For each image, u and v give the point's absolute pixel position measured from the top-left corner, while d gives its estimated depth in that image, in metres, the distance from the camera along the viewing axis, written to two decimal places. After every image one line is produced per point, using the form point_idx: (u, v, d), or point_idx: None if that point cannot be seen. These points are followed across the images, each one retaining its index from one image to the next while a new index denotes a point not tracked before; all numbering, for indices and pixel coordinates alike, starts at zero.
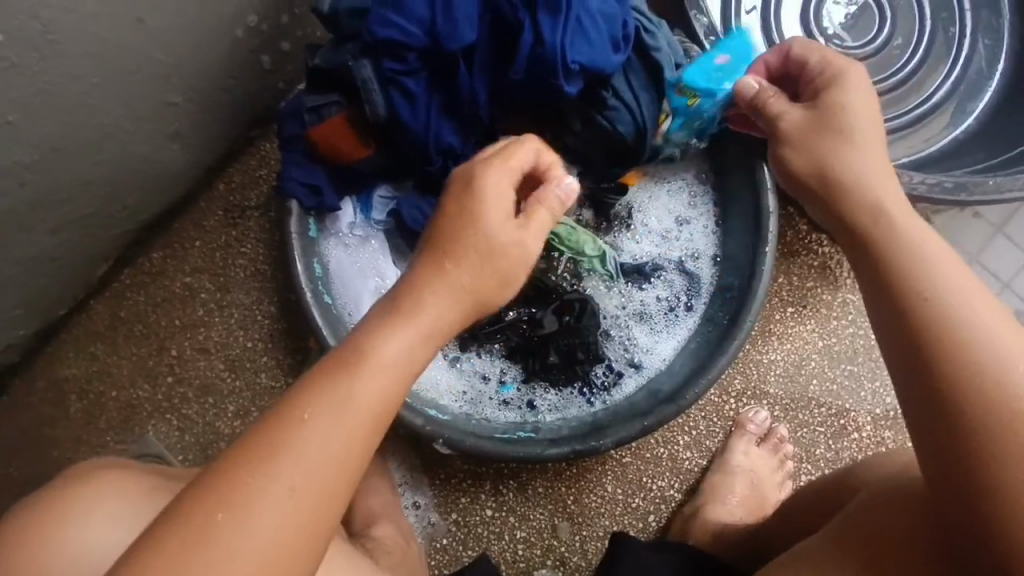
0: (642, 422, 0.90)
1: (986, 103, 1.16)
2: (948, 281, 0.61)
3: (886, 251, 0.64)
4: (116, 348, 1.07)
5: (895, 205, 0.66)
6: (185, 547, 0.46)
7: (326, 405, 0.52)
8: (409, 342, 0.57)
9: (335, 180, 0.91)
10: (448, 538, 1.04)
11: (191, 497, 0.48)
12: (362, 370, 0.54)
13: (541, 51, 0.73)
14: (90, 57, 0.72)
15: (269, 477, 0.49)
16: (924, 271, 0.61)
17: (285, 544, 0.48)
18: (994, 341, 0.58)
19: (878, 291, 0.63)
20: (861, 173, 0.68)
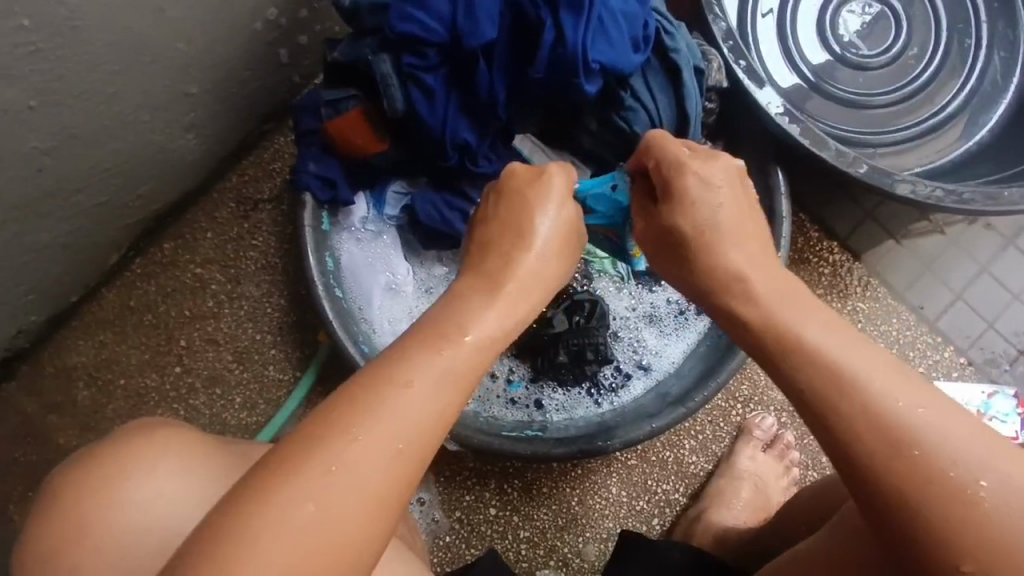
0: (649, 424, 0.90)
1: (1001, 115, 1.16)
2: (819, 341, 0.54)
3: (782, 340, 0.55)
4: (126, 336, 1.07)
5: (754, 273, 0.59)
6: (293, 491, 0.45)
7: (430, 368, 0.52)
8: (501, 314, 0.59)
9: (351, 175, 0.91)
10: (452, 536, 1.04)
11: (299, 442, 0.47)
12: (459, 342, 0.55)
13: (561, 50, 0.73)
14: (111, 45, 0.72)
15: (373, 431, 0.48)
16: (786, 338, 0.55)
17: (383, 502, 0.48)
18: (872, 394, 0.50)
19: (766, 366, 0.57)
20: (727, 250, 0.60)
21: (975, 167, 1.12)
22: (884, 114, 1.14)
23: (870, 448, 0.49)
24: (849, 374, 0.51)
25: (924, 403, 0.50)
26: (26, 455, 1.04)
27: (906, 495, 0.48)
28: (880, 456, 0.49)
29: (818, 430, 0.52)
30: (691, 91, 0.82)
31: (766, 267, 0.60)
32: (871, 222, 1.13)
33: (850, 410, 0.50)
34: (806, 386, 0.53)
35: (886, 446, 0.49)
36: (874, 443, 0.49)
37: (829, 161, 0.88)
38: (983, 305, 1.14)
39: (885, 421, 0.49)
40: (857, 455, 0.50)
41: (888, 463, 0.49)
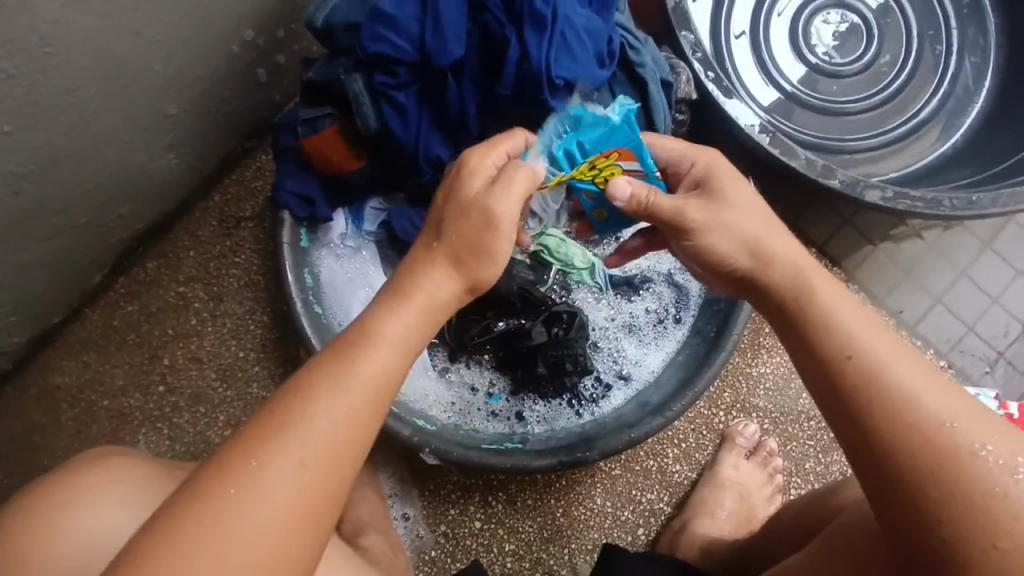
0: (629, 433, 0.91)
1: (974, 120, 1.17)
2: (857, 331, 0.57)
3: (809, 319, 0.59)
4: (109, 357, 1.08)
5: (794, 264, 0.62)
6: (195, 520, 0.47)
7: (333, 381, 0.52)
8: (406, 316, 0.57)
9: (328, 191, 0.92)
10: (437, 550, 1.04)
11: (206, 473, 0.49)
12: (365, 346, 0.54)
13: (528, 67, 0.74)
14: (86, 69, 0.73)
15: (275, 453, 0.49)
16: (828, 322, 0.58)
17: (300, 518, 0.49)
18: (907, 384, 0.54)
19: (794, 341, 0.60)
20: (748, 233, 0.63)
21: (950, 171, 1.13)
22: (859, 120, 1.15)
23: (907, 436, 0.53)
24: (884, 363, 0.55)
25: (954, 399, 0.55)
26: (10, 476, 1.04)
27: (931, 483, 0.52)
28: (914, 445, 0.53)
29: (846, 413, 0.56)
30: (659, 105, 0.84)
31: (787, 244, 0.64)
32: (847, 228, 1.14)
33: (888, 396, 0.54)
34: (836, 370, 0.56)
35: (920, 434, 0.53)
36: (901, 428, 0.53)
37: (800, 170, 0.89)
38: (963, 309, 1.14)
39: (915, 411, 0.53)
40: (887, 440, 0.53)
41: (919, 449, 0.53)
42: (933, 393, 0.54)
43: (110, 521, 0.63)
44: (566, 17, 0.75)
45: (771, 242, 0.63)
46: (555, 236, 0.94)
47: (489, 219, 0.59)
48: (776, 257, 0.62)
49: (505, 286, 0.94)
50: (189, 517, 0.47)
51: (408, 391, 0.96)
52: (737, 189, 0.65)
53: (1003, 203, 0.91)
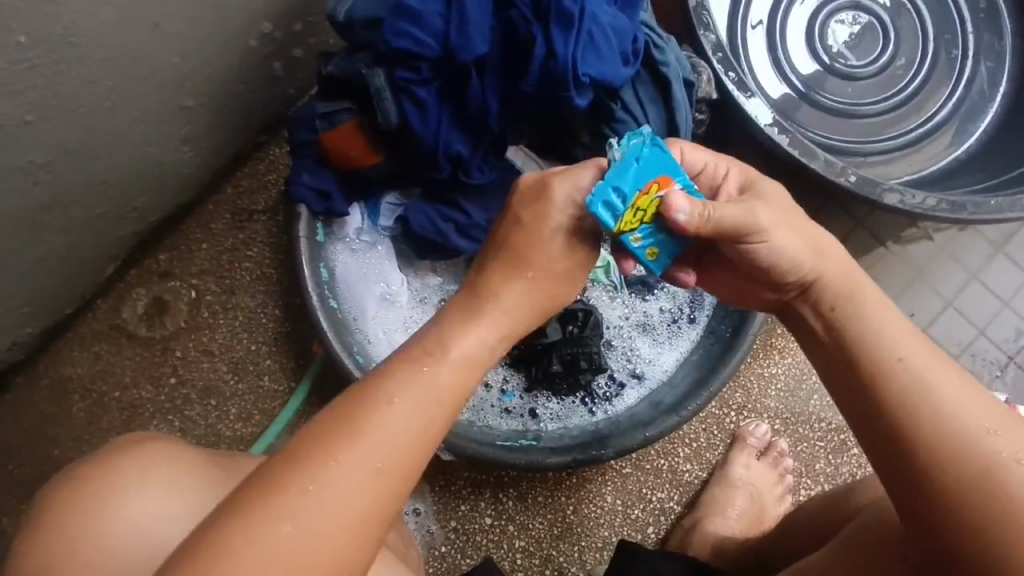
0: (644, 432, 0.91)
1: (988, 124, 1.17)
2: (897, 341, 0.58)
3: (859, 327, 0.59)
4: (120, 348, 1.07)
5: (834, 276, 0.62)
6: (271, 515, 0.47)
7: (406, 390, 0.53)
8: (481, 335, 0.58)
9: (345, 186, 0.91)
10: (447, 546, 1.04)
11: (280, 469, 0.49)
12: (441, 361, 0.56)
13: (552, 64, 0.74)
14: (107, 61, 0.73)
15: (349, 456, 0.49)
16: (865, 331, 0.59)
17: (354, 524, 0.48)
18: (944, 392, 0.55)
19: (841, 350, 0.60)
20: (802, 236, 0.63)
21: (964, 175, 1.13)
22: (873, 123, 1.15)
23: (941, 440, 0.53)
24: (920, 371, 0.56)
25: (993, 412, 0.54)
26: (20, 468, 1.03)
27: (965, 489, 0.52)
28: (961, 453, 0.52)
29: (883, 420, 0.56)
30: (680, 104, 0.84)
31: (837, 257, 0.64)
32: (861, 230, 1.14)
33: (924, 404, 0.54)
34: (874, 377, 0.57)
35: (957, 441, 0.53)
36: (936, 434, 0.53)
37: (818, 171, 0.89)
38: (973, 313, 1.15)
39: (952, 419, 0.53)
40: (921, 446, 0.54)
41: (957, 455, 0.52)
42: (970, 403, 0.54)
43: (143, 511, 0.63)
44: (591, 14, 0.75)
45: (819, 250, 0.63)
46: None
47: (578, 256, 0.63)
48: (829, 261, 0.63)
49: None
50: (256, 507, 0.47)
51: None
52: (782, 196, 0.65)
53: (1021, 207, 0.91)
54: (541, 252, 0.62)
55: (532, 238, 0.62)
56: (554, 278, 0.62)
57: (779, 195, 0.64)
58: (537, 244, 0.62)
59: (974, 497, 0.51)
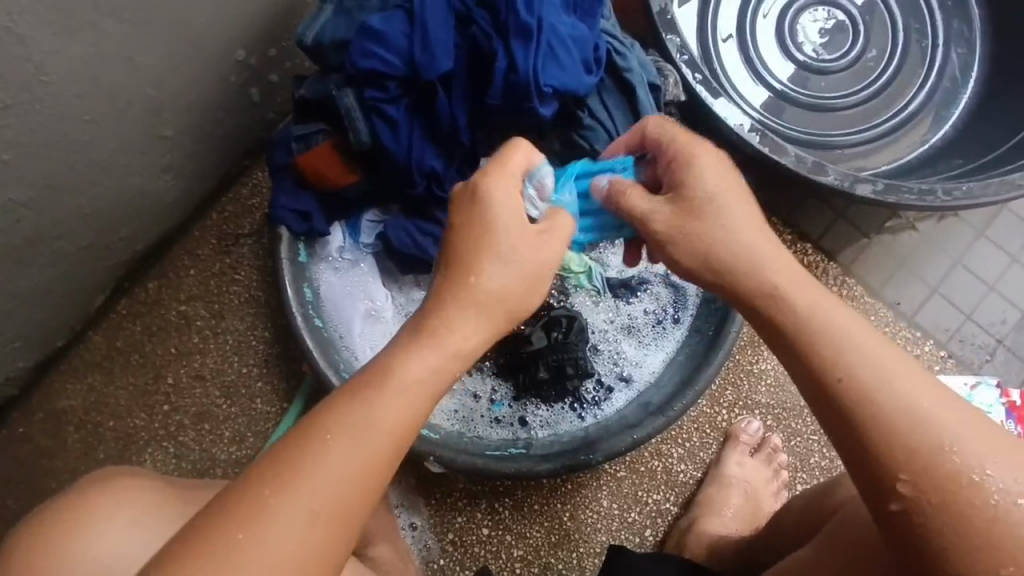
0: (631, 434, 0.91)
1: (962, 110, 1.18)
2: (851, 347, 0.57)
3: (802, 332, 0.59)
4: (113, 378, 1.08)
5: (776, 268, 0.62)
6: (206, 567, 0.48)
7: (352, 421, 0.54)
8: (429, 361, 0.57)
9: (324, 206, 0.92)
10: (446, 558, 1.04)
11: (216, 514, 0.50)
12: (382, 394, 0.55)
13: (514, 77, 0.75)
14: (82, 97, 0.74)
15: (288, 499, 0.50)
16: (826, 332, 0.58)
17: (309, 568, 0.50)
18: (906, 398, 0.55)
19: (791, 354, 0.60)
20: (747, 236, 0.63)
21: (942, 162, 1.14)
22: (848, 116, 1.16)
23: (903, 453, 0.54)
24: (879, 380, 0.56)
25: (950, 403, 0.55)
26: (20, 501, 1.04)
27: (927, 501, 0.53)
28: (921, 463, 0.53)
29: (847, 435, 0.56)
30: (648, 109, 0.84)
31: (782, 259, 0.63)
32: (842, 222, 1.15)
33: (885, 412, 0.55)
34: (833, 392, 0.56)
35: (919, 449, 0.54)
36: (898, 452, 0.54)
37: (789, 167, 0.89)
38: (959, 298, 1.15)
39: (920, 419, 0.54)
40: (897, 458, 0.54)
41: (920, 455, 0.54)
42: (931, 403, 0.55)
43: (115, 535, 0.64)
44: (550, 27, 0.76)
45: (742, 235, 0.63)
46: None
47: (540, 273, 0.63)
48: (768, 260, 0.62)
49: None
50: (198, 568, 0.48)
51: None
52: (718, 174, 0.64)
53: (994, 191, 0.92)
54: (472, 261, 0.60)
55: (468, 260, 0.61)
56: (515, 288, 0.61)
57: (713, 168, 0.64)
58: (474, 254, 0.60)
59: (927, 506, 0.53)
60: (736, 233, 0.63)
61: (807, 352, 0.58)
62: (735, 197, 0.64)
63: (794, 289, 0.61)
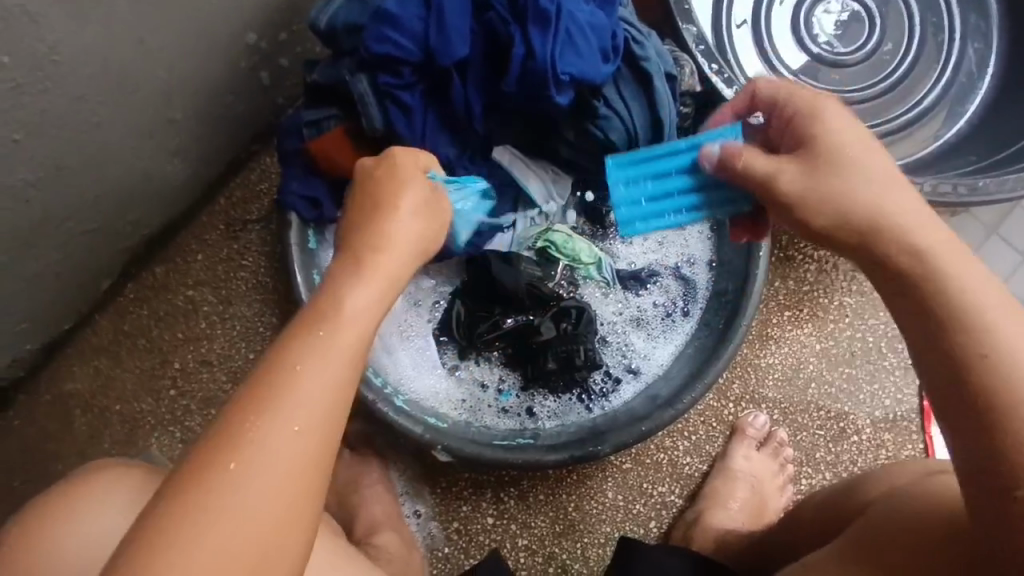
0: (640, 426, 0.91)
1: (978, 106, 1.17)
2: (973, 290, 0.57)
3: (940, 280, 0.58)
4: (120, 362, 1.08)
5: (910, 221, 0.60)
6: (196, 500, 0.46)
7: (304, 355, 0.52)
8: (376, 289, 0.57)
9: (335, 193, 0.92)
10: (450, 547, 1.04)
11: (198, 452, 0.48)
12: (340, 321, 0.55)
13: (531, 64, 0.75)
14: (92, 78, 0.74)
15: (264, 428, 0.49)
16: (935, 284, 0.58)
17: (296, 488, 0.49)
18: (1019, 346, 0.54)
19: (908, 305, 0.59)
20: (864, 187, 0.62)
21: (955, 158, 1.13)
22: (862, 109, 1.15)
23: (1014, 408, 0.53)
24: (997, 319, 0.55)
25: None
26: (26, 483, 1.04)
27: (1022, 457, 0.53)
28: (1016, 416, 0.53)
29: (957, 388, 0.55)
30: (664, 99, 0.83)
31: (922, 215, 0.61)
32: None
33: (1009, 370, 0.54)
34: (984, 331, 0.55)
35: (1018, 397, 0.53)
36: (1012, 397, 0.53)
37: None
38: None
39: (1009, 375, 0.54)
40: (998, 409, 0.54)
41: (1013, 408, 0.53)
42: None
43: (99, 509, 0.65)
44: (568, 14, 0.75)
45: (869, 188, 0.62)
46: (534, 233, 0.95)
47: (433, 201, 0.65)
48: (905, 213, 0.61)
49: (514, 284, 0.93)
50: (185, 506, 0.46)
51: (417, 391, 0.97)
52: (846, 134, 0.64)
53: (1010, 188, 0.91)
54: (384, 198, 0.62)
55: (371, 202, 0.62)
56: (430, 222, 0.64)
57: (838, 133, 0.64)
58: (373, 189, 0.63)
59: (1022, 438, 0.53)
60: (872, 192, 0.62)
61: (929, 298, 0.58)
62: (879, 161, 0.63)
63: (933, 246, 0.59)
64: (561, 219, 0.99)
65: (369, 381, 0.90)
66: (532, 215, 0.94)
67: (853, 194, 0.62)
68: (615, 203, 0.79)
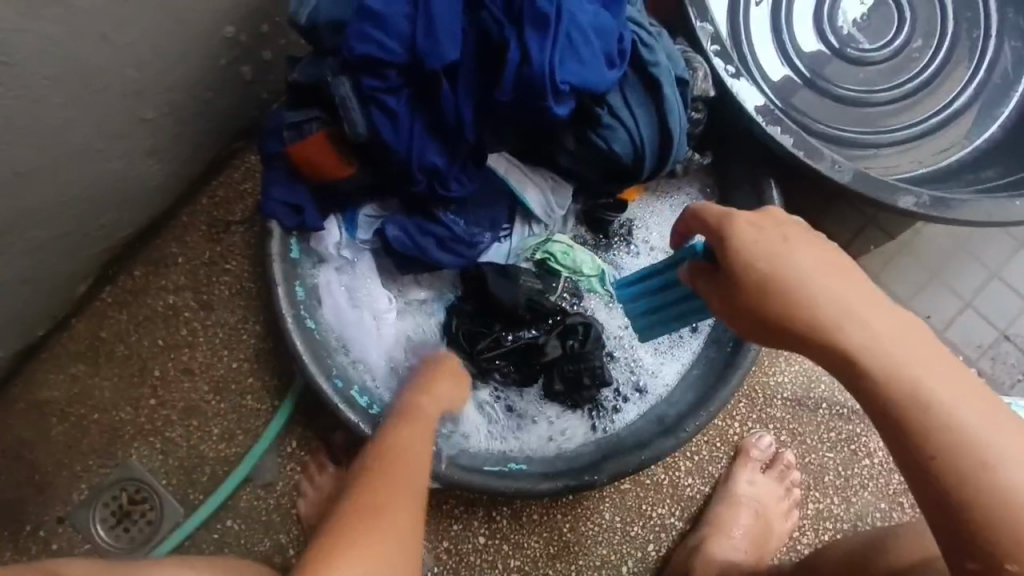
0: (639, 455, 0.85)
1: (1011, 109, 1.09)
2: (962, 410, 0.49)
3: (898, 390, 0.50)
4: (97, 369, 1.03)
5: (845, 310, 0.53)
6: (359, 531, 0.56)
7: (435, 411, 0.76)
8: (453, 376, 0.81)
9: (318, 200, 0.86)
10: (439, 567, 0.99)
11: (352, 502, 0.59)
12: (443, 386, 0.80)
13: (527, 71, 0.68)
14: (50, 78, 0.67)
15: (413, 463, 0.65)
16: (911, 389, 0.50)
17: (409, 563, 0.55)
18: (1012, 475, 0.47)
19: (880, 419, 0.51)
20: (806, 272, 0.54)
21: (985, 167, 1.06)
22: (887, 112, 1.08)
23: (1009, 530, 0.47)
24: (982, 443, 0.48)
25: None
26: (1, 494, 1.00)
27: (1019, 568, 0.46)
28: (1016, 536, 0.46)
29: (946, 515, 0.48)
30: (673, 108, 0.76)
31: (862, 302, 0.54)
32: (873, 227, 1.07)
33: (988, 491, 0.47)
34: (963, 477, 0.48)
35: (1014, 518, 0.47)
36: (1010, 530, 0.47)
37: (826, 175, 0.82)
38: (994, 312, 1.08)
39: (1005, 491, 0.47)
40: (988, 532, 0.47)
41: (1007, 525, 0.47)
42: (1016, 458, 0.48)
43: None
44: (568, 15, 0.68)
45: (820, 287, 0.54)
46: (533, 243, 0.92)
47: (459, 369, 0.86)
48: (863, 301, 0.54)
49: (512, 300, 0.89)
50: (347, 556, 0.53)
51: None
52: (763, 237, 0.56)
53: None
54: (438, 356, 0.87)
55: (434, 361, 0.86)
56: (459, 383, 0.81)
57: (761, 239, 0.56)
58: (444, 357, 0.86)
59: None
60: (810, 279, 0.54)
61: (893, 413, 0.50)
62: (813, 256, 0.55)
63: (879, 341, 0.52)
64: (562, 228, 0.95)
65: (353, 400, 0.84)
66: (531, 226, 0.91)
67: (797, 298, 0.54)
68: (632, 317, 0.84)
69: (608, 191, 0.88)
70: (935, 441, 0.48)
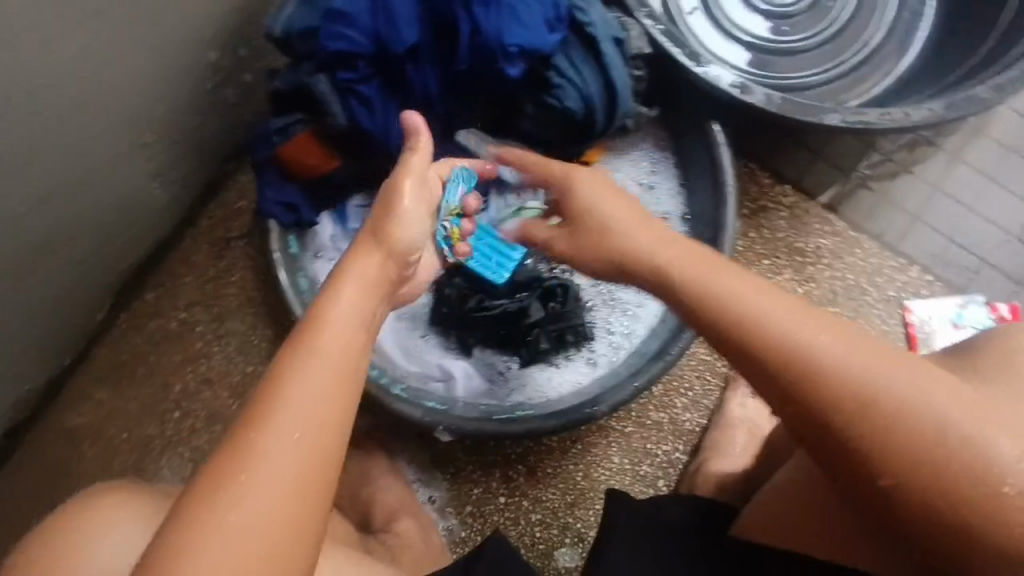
0: (633, 383, 0.92)
1: (924, 39, 1.20)
2: (763, 306, 0.58)
3: (701, 293, 0.62)
4: (121, 391, 1.10)
5: (650, 242, 0.67)
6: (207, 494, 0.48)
7: (307, 354, 0.55)
8: (353, 296, 0.61)
9: (310, 196, 0.94)
10: (467, 530, 1.06)
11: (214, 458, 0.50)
12: (326, 321, 0.58)
13: (478, 39, 0.79)
14: (61, 108, 0.76)
15: (282, 413, 0.51)
16: (711, 290, 0.61)
17: (307, 491, 0.50)
18: (808, 339, 0.56)
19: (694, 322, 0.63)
20: (613, 215, 0.70)
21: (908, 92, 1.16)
22: (814, 57, 1.18)
23: (823, 392, 0.54)
24: (771, 318, 0.58)
25: (843, 336, 0.56)
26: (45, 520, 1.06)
27: (839, 422, 0.53)
28: (827, 393, 0.54)
29: (772, 388, 0.57)
30: (613, 61, 0.86)
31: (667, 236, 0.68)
32: (819, 161, 1.17)
33: (795, 360, 0.55)
34: (771, 350, 0.56)
35: (821, 378, 0.54)
36: (818, 389, 0.54)
37: (759, 106, 0.91)
38: (940, 222, 1.17)
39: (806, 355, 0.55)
40: (799, 392, 0.55)
41: (817, 380, 0.54)
42: (812, 331, 0.56)
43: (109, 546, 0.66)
44: None
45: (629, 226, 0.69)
46: (508, 212, 1.00)
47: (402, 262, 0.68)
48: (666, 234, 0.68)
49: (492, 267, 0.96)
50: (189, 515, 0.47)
51: (418, 381, 0.98)
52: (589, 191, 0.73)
53: (959, 107, 0.93)
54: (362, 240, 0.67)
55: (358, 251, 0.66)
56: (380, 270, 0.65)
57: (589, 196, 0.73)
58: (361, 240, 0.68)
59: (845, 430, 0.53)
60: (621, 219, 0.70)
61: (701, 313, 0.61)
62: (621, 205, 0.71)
63: (682, 258, 0.65)
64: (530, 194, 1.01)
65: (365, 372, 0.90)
66: (505, 197, 1.02)
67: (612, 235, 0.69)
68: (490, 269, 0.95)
69: (573, 153, 0.96)
70: (741, 328, 0.58)
